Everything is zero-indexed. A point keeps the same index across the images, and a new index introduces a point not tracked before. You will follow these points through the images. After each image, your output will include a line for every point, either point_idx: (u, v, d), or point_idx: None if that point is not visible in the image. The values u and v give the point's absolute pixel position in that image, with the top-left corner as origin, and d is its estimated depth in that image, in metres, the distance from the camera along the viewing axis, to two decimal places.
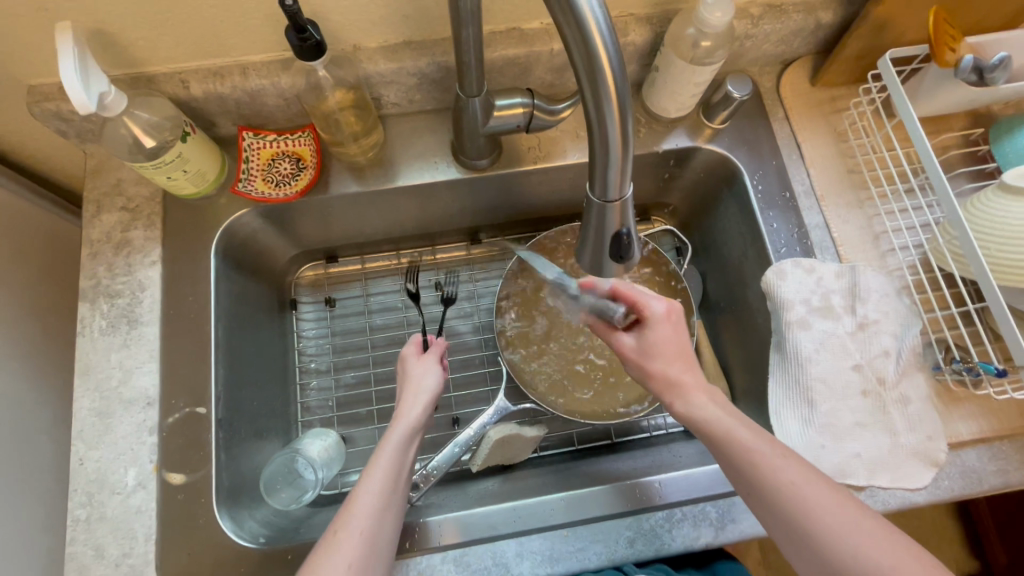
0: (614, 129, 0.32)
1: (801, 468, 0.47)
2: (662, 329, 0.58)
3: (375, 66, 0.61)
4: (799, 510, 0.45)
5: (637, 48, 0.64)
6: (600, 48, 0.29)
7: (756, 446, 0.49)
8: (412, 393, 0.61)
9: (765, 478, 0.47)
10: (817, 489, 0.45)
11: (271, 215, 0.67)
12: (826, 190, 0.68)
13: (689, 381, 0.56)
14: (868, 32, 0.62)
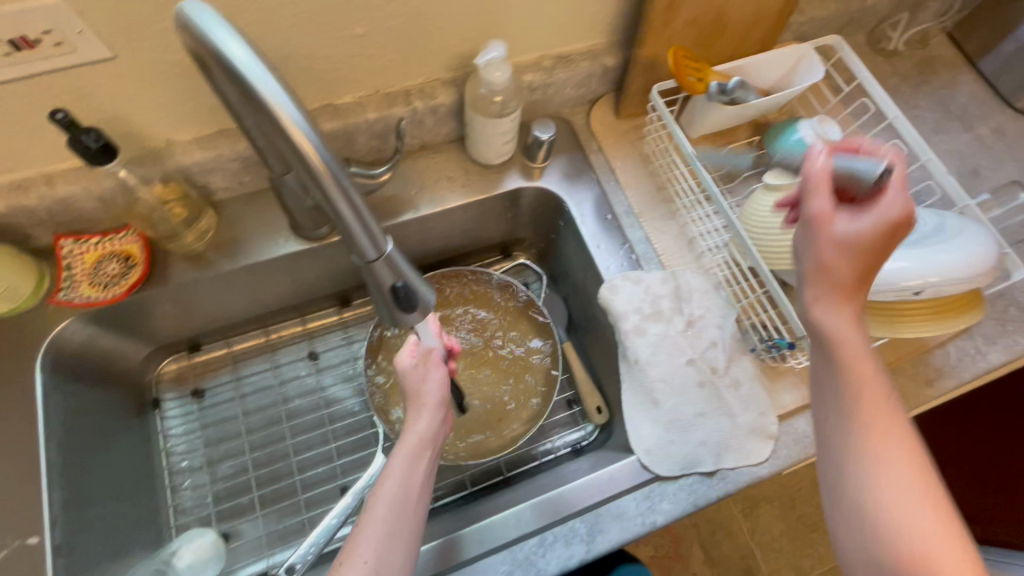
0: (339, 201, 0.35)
1: (922, 488, 0.43)
2: (846, 251, 0.46)
3: (191, 157, 0.62)
4: (891, 525, 0.42)
5: (448, 108, 0.70)
6: (304, 140, 0.33)
7: (875, 407, 0.45)
8: (420, 404, 0.57)
9: (848, 453, 0.45)
10: (928, 523, 0.41)
11: (105, 318, 0.65)
12: (643, 207, 0.76)
13: (849, 337, 0.45)
14: (643, 70, 0.72)
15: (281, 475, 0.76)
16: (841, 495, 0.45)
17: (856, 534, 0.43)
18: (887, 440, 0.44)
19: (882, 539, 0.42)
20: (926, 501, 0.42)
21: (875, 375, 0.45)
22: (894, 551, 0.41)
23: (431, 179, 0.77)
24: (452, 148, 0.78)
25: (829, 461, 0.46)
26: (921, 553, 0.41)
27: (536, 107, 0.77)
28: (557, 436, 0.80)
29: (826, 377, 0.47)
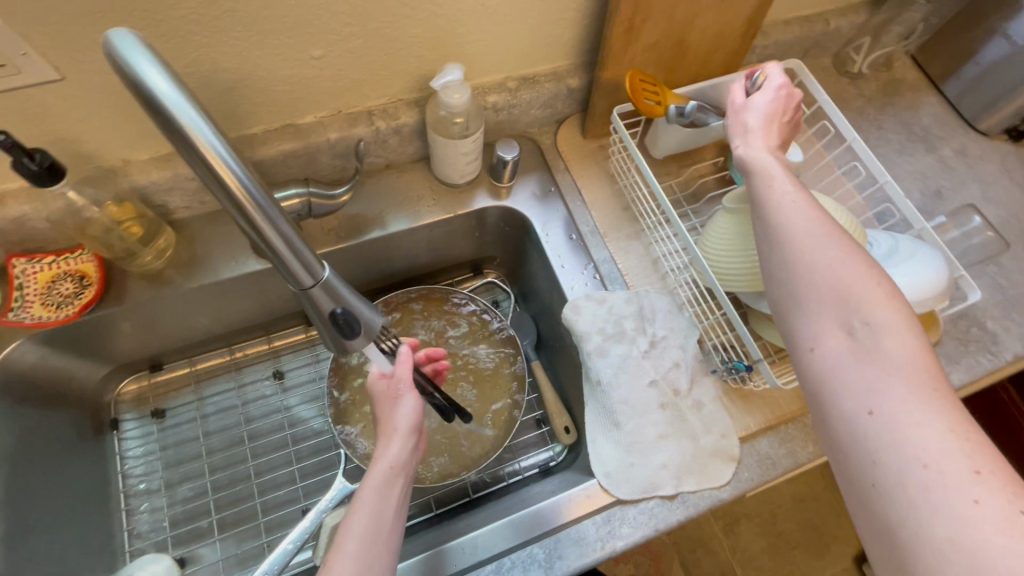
0: (264, 225, 0.37)
1: (868, 272, 0.45)
2: (768, 131, 0.58)
3: (148, 176, 0.62)
4: (836, 288, 0.44)
5: (411, 128, 0.70)
6: (224, 170, 0.34)
7: (802, 208, 0.49)
8: (390, 433, 0.55)
9: (782, 241, 0.48)
10: (879, 306, 0.43)
11: (58, 338, 0.64)
12: (608, 226, 0.76)
13: (791, 191, 0.51)
14: (606, 92, 0.73)
15: (241, 498, 0.74)
16: (788, 292, 0.47)
17: (809, 332, 0.45)
18: (838, 249, 0.46)
19: (818, 307, 0.45)
20: (878, 296, 0.43)
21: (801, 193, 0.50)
22: (842, 326, 0.43)
23: (397, 198, 0.76)
24: (418, 167, 0.78)
25: (780, 277, 0.48)
26: (871, 336, 0.42)
27: (501, 127, 0.77)
28: (524, 456, 0.80)
29: (785, 211, 0.50)
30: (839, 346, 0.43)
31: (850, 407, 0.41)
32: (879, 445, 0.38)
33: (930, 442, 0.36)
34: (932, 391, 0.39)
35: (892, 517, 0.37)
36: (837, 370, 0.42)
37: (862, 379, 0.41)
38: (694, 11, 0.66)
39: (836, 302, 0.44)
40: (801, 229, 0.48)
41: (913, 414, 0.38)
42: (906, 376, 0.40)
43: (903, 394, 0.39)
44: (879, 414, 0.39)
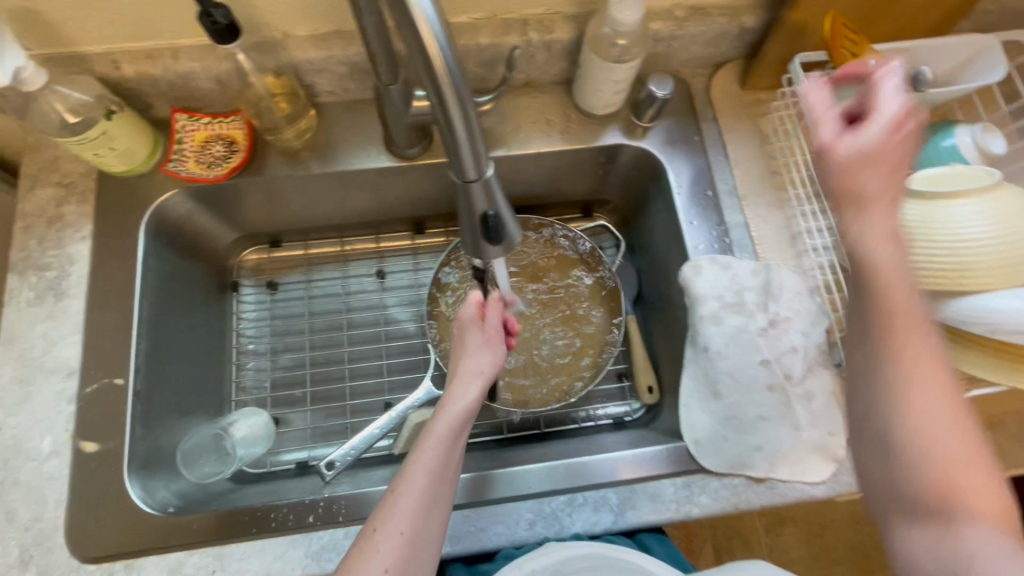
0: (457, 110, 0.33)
1: (896, 255, 0.42)
2: (867, 130, 0.43)
3: (304, 54, 0.63)
4: (885, 329, 0.42)
5: (564, 45, 0.66)
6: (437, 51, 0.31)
7: (887, 227, 0.42)
8: (464, 376, 0.56)
9: (869, 260, 0.42)
10: (921, 341, 0.42)
11: (204, 196, 0.69)
12: (748, 189, 0.70)
13: (882, 201, 0.42)
14: (787, 37, 0.64)
15: (334, 378, 0.79)
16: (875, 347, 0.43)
17: (882, 395, 0.43)
18: (892, 257, 0.42)
19: (875, 351, 0.43)
20: (925, 331, 0.42)
21: (887, 214, 0.42)
22: (892, 372, 0.42)
23: (529, 119, 0.73)
24: (556, 90, 0.74)
25: (868, 321, 0.43)
26: (931, 381, 0.41)
27: (654, 61, 0.71)
28: (601, 404, 0.79)
29: (856, 235, 0.42)
30: (892, 389, 0.42)
31: (906, 455, 0.41)
32: (927, 487, 0.40)
33: (955, 471, 0.40)
34: (953, 417, 0.41)
35: (915, 541, 0.41)
36: (885, 413, 0.42)
37: (915, 428, 0.41)
38: None
39: (890, 343, 0.42)
40: (892, 285, 0.42)
41: (946, 447, 0.41)
42: (942, 408, 0.41)
43: (943, 430, 0.41)
44: (907, 452, 0.41)
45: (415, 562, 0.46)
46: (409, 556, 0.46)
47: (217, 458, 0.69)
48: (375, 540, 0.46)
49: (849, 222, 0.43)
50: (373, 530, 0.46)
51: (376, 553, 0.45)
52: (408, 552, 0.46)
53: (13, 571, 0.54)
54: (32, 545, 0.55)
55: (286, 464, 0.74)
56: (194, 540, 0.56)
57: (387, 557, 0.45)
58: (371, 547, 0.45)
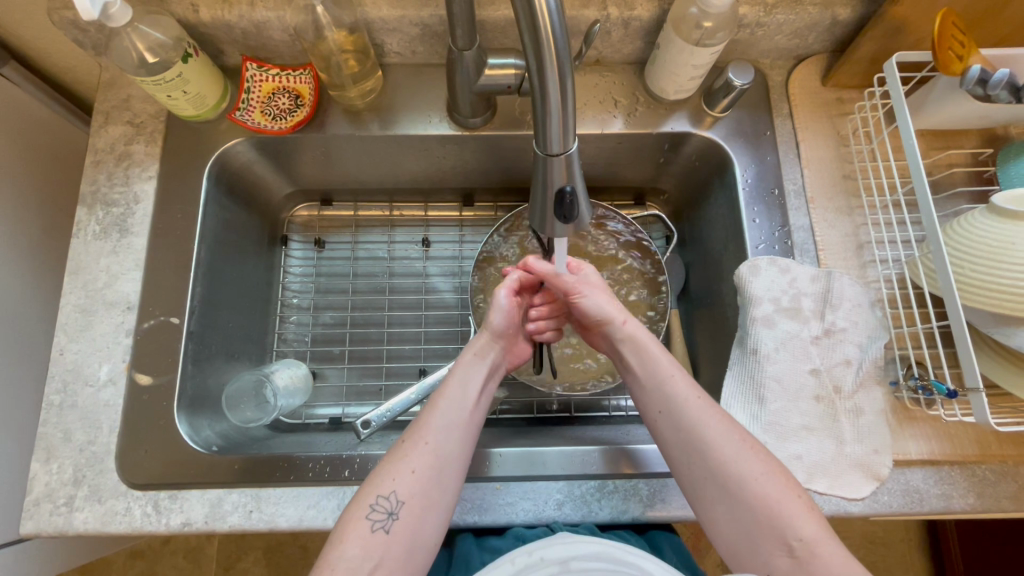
0: (553, 81, 0.33)
1: (656, 341, 0.60)
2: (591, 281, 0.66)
3: (379, 12, 0.62)
4: (659, 382, 0.56)
5: (643, 24, 0.64)
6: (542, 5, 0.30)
7: (705, 416, 0.53)
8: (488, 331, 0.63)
9: (703, 449, 0.51)
10: (682, 386, 0.55)
11: (265, 147, 0.70)
12: (817, 192, 0.67)
13: (617, 315, 0.62)
14: (881, 34, 0.61)
15: (371, 339, 0.81)
16: (673, 404, 0.55)
17: (679, 438, 0.53)
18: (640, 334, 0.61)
19: (659, 395, 0.56)
20: (675, 376, 0.56)
21: (703, 405, 0.54)
22: (675, 407, 0.54)
23: (595, 98, 0.71)
24: (626, 70, 0.72)
25: (669, 411, 0.55)
26: (673, 418, 0.54)
27: (733, 48, 0.68)
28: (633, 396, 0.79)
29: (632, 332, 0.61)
30: (671, 424, 0.54)
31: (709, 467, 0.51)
32: (723, 480, 0.50)
33: (748, 463, 0.50)
34: (739, 430, 0.52)
35: (737, 521, 0.49)
36: (683, 434, 0.53)
37: (689, 448, 0.52)
38: None
39: (666, 387, 0.56)
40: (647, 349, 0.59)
41: (730, 450, 0.50)
42: (717, 425, 0.52)
43: (724, 438, 0.51)
44: (712, 453, 0.51)
45: (438, 472, 0.51)
46: (434, 465, 0.52)
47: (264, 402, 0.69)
48: (403, 449, 0.52)
49: (687, 415, 0.53)
50: (404, 441, 0.53)
51: (406, 457, 0.51)
52: (433, 461, 0.52)
53: (67, 488, 0.58)
54: (85, 466, 0.58)
55: (319, 418, 0.76)
56: (235, 480, 0.58)
57: (415, 460, 0.51)
58: (401, 453, 0.52)
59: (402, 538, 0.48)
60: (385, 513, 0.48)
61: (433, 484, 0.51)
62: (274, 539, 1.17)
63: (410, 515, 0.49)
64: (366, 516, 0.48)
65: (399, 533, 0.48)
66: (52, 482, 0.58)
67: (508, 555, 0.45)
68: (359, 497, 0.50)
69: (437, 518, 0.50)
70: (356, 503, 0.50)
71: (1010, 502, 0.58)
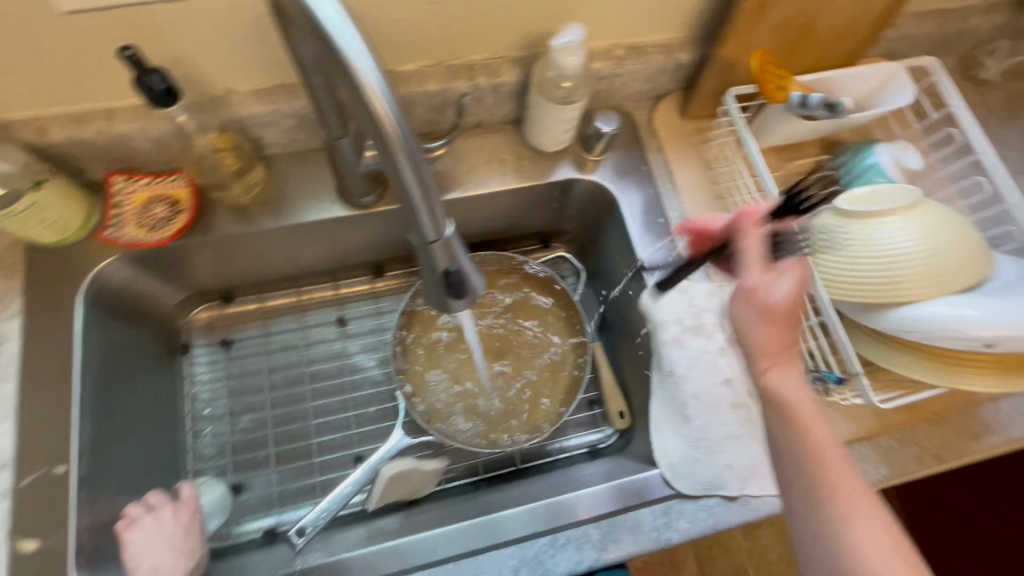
0: (408, 170, 0.34)
1: (817, 410, 0.47)
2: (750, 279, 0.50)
3: (248, 109, 0.61)
4: (806, 456, 0.46)
5: (511, 88, 0.68)
6: (382, 114, 0.32)
7: (850, 506, 0.44)
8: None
9: (845, 545, 0.44)
10: (836, 464, 0.46)
11: (146, 259, 0.66)
12: (697, 215, 0.73)
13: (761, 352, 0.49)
14: (718, 71, 0.69)
15: (298, 435, 0.76)
16: (811, 480, 0.46)
17: (811, 524, 0.46)
18: (812, 403, 0.48)
19: (806, 479, 0.46)
20: (840, 455, 0.46)
21: (851, 492, 0.45)
22: (812, 479, 0.46)
23: (481, 158, 0.74)
24: (506, 130, 0.75)
25: (803, 490, 0.46)
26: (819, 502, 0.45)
27: (598, 97, 0.74)
28: (574, 435, 0.80)
29: (779, 384, 0.48)
30: (811, 507, 0.46)
31: (845, 566, 0.43)
32: None
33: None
34: (888, 526, 0.44)
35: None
36: (817, 518, 0.45)
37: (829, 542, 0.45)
38: None
39: (819, 467, 0.46)
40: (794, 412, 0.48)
41: (876, 557, 0.42)
42: (869, 520, 0.44)
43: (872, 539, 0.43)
44: (852, 551, 0.43)
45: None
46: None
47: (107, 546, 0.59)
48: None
49: (828, 505, 0.45)
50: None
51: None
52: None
53: None
54: None
55: (252, 533, 0.71)
56: None
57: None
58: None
59: None
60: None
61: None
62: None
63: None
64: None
65: None
66: None
67: None
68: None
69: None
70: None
71: (914, 464, 0.64)
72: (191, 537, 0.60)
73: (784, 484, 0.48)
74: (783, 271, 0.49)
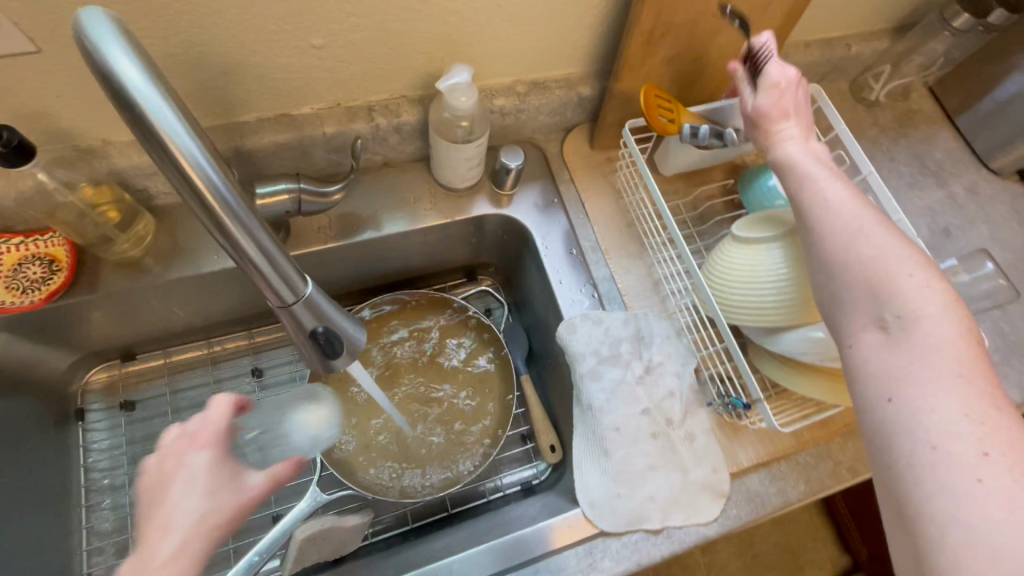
0: (234, 230, 0.33)
1: (876, 239, 0.48)
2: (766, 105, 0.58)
3: (129, 160, 0.58)
4: (847, 274, 0.48)
5: (414, 127, 0.68)
6: (205, 186, 0.31)
7: (911, 306, 0.44)
8: (169, 526, 0.43)
9: (884, 342, 0.44)
10: (899, 272, 0.46)
11: (22, 325, 0.61)
12: (609, 243, 0.73)
13: (814, 174, 0.54)
14: (618, 105, 0.70)
15: None
16: (847, 280, 0.48)
17: (849, 332, 0.47)
18: (873, 230, 0.49)
19: (858, 279, 0.47)
20: (908, 277, 0.45)
21: (919, 295, 0.44)
22: (862, 276, 0.47)
23: (392, 197, 0.73)
24: (417, 166, 0.75)
25: (835, 290, 0.48)
26: (870, 320, 0.45)
27: (507, 132, 0.74)
28: (506, 472, 0.78)
29: (825, 201, 0.52)
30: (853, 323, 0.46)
31: (877, 360, 0.44)
32: (893, 381, 0.42)
33: (957, 432, 0.38)
34: (959, 377, 0.40)
35: (904, 482, 0.39)
36: (860, 305, 0.46)
37: (874, 366, 0.44)
38: (715, 27, 0.65)
39: (869, 287, 0.46)
40: (849, 223, 0.49)
41: (934, 366, 0.41)
42: (920, 345, 0.42)
43: (918, 379, 0.41)
44: (895, 345, 0.43)
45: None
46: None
47: (260, 454, 0.53)
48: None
49: (879, 301, 0.45)
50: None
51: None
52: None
53: None
54: None
55: None
56: None
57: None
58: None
59: None
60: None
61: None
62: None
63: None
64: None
65: None
66: None
67: None
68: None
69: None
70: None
71: (831, 479, 0.65)
72: (222, 480, 0.46)
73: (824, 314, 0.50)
74: (770, 85, 0.58)
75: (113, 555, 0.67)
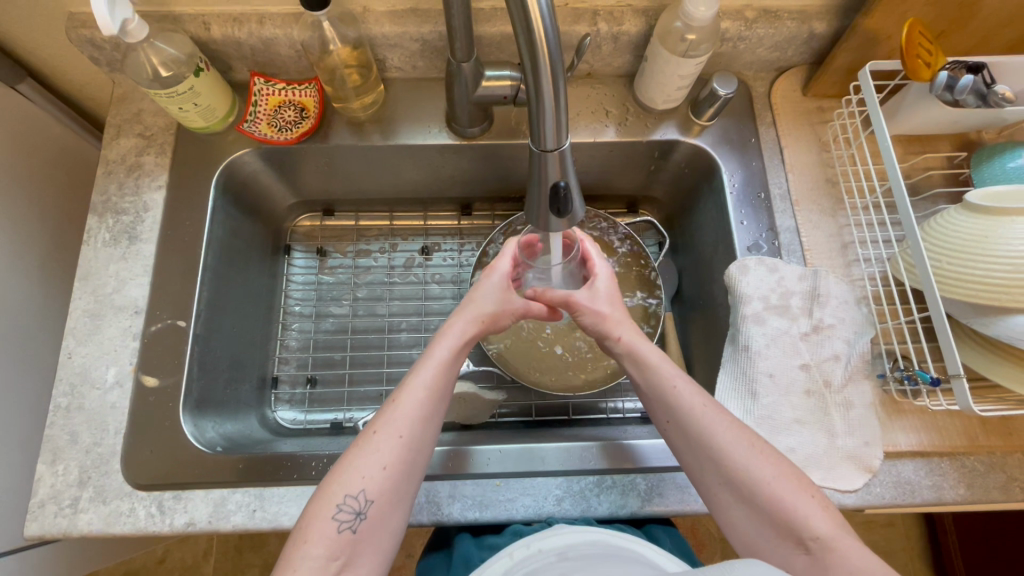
0: (547, 82, 0.37)
1: (698, 394, 0.54)
2: (600, 306, 0.61)
3: (381, 28, 0.66)
4: (705, 436, 0.51)
5: (631, 38, 0.68)
6: (537, 19, 0.34)
7: (756, 453, 0.50)
8: (466, 307, 0.60)
9: (763, 482, 0.48)
10: (710, 420, 0.51)
11: (272, 157, 0.73)
12: (801, 195, 0.70)
13: None
14: (857, 45, 0.64)
15: (372, 346, 0.80)
16: (685, 419, 0.53)
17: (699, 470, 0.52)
18: (684, 388, 0.54)
19: (682, 428, 0.53)
20: (737, 437, 0.50)
21: (741, 439, 0.50)
22: (691, 426, 0.52)
23: (587, 109, 0.74)
24: (618, 83, 0.75)
25: (680, 442, 0.53)
26: (734, 490, 0.49)
27: (717, 60, 0.72)
28: (630, 398, 0.79)
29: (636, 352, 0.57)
30: (731, 490, 0.49)
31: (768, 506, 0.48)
32: (773, 513, 0.47)
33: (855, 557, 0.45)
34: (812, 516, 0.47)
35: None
36: (703, 454, 0.51)
37: (767, 531, 0.47)
38: None
39: (705, 447, 0.51)
40: (670, 382, 0.55)
41: (791, 492, 0.48)
42: (799, 496, 0.48)
43: (819, 523, 0.46)
44: (759, 487, 0.48)
45: (408, 466, 0.50)
46: (406, 458, 0.50)
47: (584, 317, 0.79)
48: (375, 440, 0.50)
49: (710, 447, 0.51)
50: (394, 403, 0.52)
51: (375, 453, 0.49)
52: (405, 456, 0.50)
53: (71, 489, 0.58)
54: (90, 467, 0.59)
55: (320, 424, 0.76)
56: (236, 479, 0.59)
57: (385, 456, 0.49)
58: (373, 446, 0.49)
59: (371, 535, 0.47)
60: (354, 512, 0.47)
61: (405, 478, 0.50)
62: (250, 537, 1.18)
63: (378, 511, 0.48)
64: (332, 517, 0.47)
65: (368, 530, 0.47)
66: (57, 484, 0.58)
67: (507, 551, 0.50)
68: (324, 496, 0.48)
69: (404, 513, 0.50)
70: (320, 503, 0.47)
71: (1000, 493, 0.59)
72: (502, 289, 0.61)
73: (688, 459, 0.52)
74: None
75: (296, 366, 0.79)
